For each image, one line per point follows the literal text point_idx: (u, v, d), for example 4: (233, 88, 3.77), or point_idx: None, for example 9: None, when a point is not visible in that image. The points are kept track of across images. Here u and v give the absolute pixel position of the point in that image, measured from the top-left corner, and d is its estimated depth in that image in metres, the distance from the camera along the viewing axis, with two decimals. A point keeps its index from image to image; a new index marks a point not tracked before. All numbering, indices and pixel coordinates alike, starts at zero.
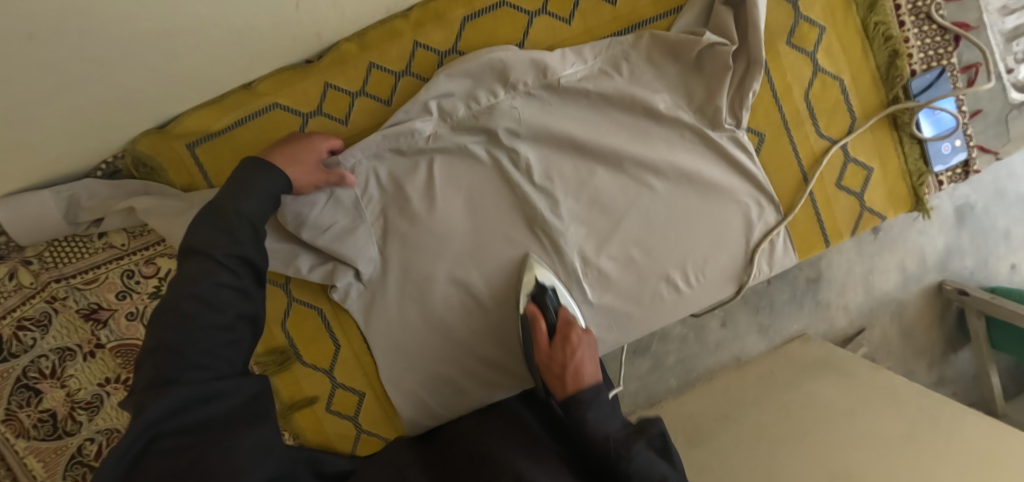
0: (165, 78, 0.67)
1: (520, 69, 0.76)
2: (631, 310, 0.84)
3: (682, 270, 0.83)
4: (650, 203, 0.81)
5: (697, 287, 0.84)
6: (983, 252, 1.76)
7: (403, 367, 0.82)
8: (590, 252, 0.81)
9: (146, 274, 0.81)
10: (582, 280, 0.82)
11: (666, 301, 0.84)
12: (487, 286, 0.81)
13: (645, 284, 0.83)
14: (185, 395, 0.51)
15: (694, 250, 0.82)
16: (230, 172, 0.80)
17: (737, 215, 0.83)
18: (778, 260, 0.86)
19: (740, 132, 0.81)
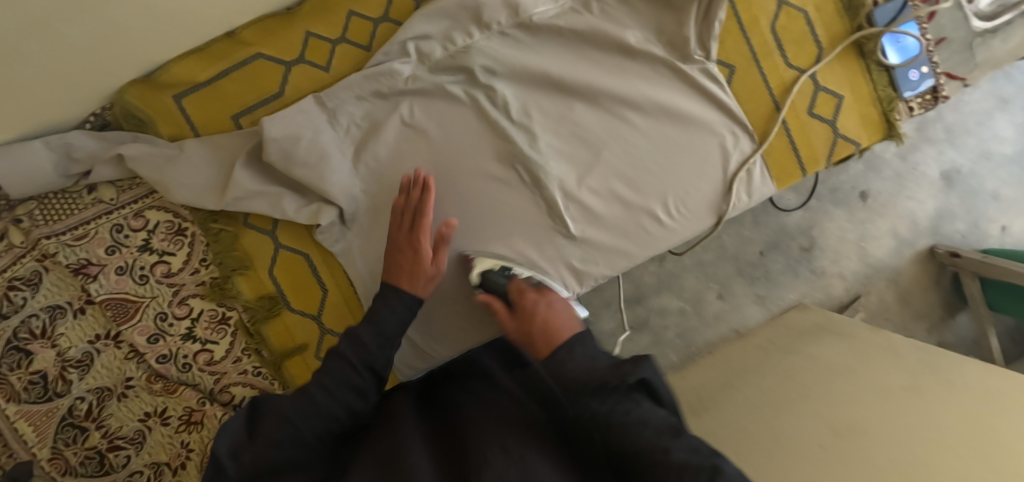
0: (145, 19, 0.70)
1: (493, 9, 0.77)
2: (616, 243, 0.86)
3: (664, 203, 0.85)
4: (628, 139, 0.83)
5: (679, 218, 0.86)
6: (974, 214, 1.76)
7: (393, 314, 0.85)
8: (573, 186, 0.83)
9: (135, 227, 0.83)
10: (564, 215, 0.83)
11: (651, 234, 0.86)
12: (473, 224, 0.82)
13: (629, 216, 0.85)
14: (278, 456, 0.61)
15: (674, 180, 0.85)
16: (216, 122, 0.82)
17: (713, 145, 0.85)
18: (756, 189, 0.88)
19: (710, 63, 0.83)
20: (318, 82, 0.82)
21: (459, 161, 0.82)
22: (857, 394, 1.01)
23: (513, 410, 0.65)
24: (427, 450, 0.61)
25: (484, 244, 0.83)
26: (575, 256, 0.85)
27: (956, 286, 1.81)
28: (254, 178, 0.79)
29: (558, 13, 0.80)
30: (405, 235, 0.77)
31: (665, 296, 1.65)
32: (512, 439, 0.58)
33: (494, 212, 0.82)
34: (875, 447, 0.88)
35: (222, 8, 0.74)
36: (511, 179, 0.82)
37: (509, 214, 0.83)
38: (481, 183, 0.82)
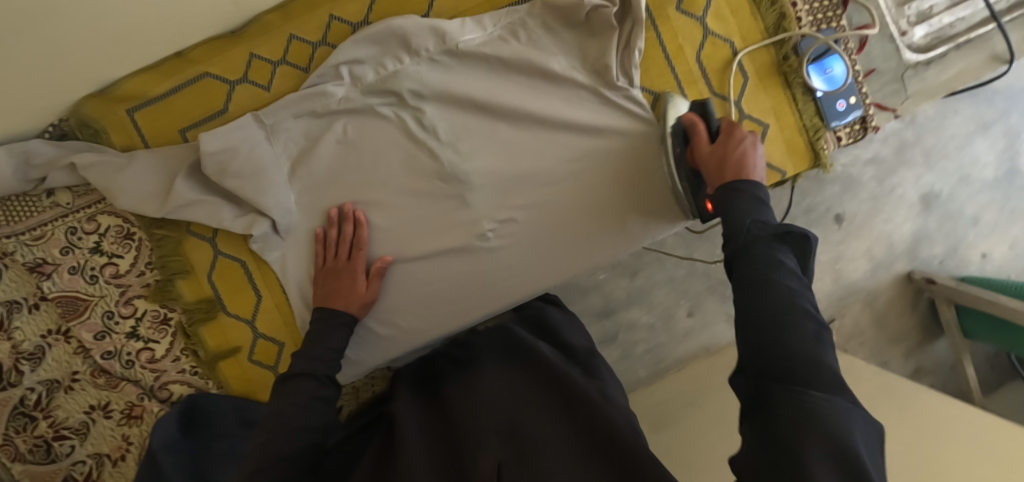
0: (91, 37, 0.74)
1: (420, 35, 0.81)
2: (540, 261, 0.88)
3: (585, 223, 0.88)
4: (554, 160, 0.86)
5: (600, 239, 0.89)
6: (952, 238, 1.76)
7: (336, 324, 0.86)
8: (497, 205, 0.86)
9: (88, 231, 0.88)
10: (484, 231, 0.86)
11: (572, 253, 0.89)
12: (399, 240, 0.85)
13: (553, 235, 0.87)
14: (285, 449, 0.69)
15: (597, 202, 0.87)
16: (167, 135, 0.86)
17: (639, 169, 0.87)
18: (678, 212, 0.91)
19: (634, 91, 0.85)
20: (261, 100, 0.87)
21: (387, 177, 0.85)
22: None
23: (495, 390, 0.79)
24: (431, 444, 0.74)
25: (410, 258, 0.85)
26: (499, 272, 0.87)
27: (932, 311, 1.80)
28: (195, 189, 0.83)
29: (486, 40, 0.83)
30: (341, 265, 0.82)
31: (636, 311, 1.65)
32: (502, 425, 0.73)
33: (420, 227, 0.86)
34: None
35: (167, 30, 0.78)
36: (438, 194, 0.85)
37: (437, 230, 0.86)
38: (407, 200, 0.85)
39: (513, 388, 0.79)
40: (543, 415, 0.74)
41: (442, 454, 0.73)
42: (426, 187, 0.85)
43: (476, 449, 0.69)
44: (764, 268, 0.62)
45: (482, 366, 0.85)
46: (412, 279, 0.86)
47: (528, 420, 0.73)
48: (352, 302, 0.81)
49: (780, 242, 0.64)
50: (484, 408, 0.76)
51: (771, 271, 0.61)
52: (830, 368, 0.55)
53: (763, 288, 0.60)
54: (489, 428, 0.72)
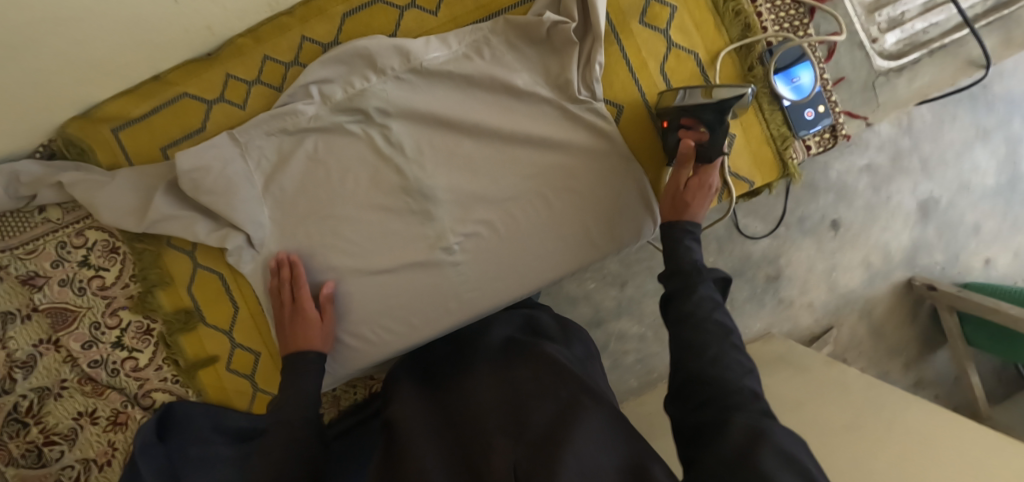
0: (72, 64, 0.77)
1: (385, 55, 0.84)
2: (506, 273, 0.89)
3: (552, 235, 0.89)
4: (517, 174, 0.88)
5: (571, 249, 0.90)
6: (953, 247, 1.71)
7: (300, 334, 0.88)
8: (462, 220, 0.88)
9: (76, 244, 0.92)
10: (452, 242, 0.88)
11: (540, 263, 0.89)
12: (369, 253, 0.88)
13: (519, 247, 0.89)
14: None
15: (565, 215, 0.88)
16: (149, 153, 0.90)
17: (604, 179, 0.88)
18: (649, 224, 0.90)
19: (597, 104, 0.86)
20: (235, 119, 0.89)
21: (356, 193, 0.87)
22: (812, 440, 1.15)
23: (498, 388, 0.72)
24: (435, 444, 0.68)
25: (378, 271, 0.88)
26: (465, 286, 0.89)
27: (935, 320, 1.75)
28: (172, 205, 0.86)
29: (450, 59, 0.86)
30: (289, 306, 0.84)
31: (625, 320, 1.67)
32: (512, 419, 0.67)
33: (387, 242, 0.88)
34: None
35: (142, 54, 0.81)
36: (404, 208, 0.88)
37: (406, 244, 0.88)
38: (372, 216, 0.88)
39: (518, 380, 0.73)
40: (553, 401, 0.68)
41: (450, 448, 0.66)
42: (394, 203, 0.87)
43: (486, 449, 0.63)
44: (702, 309, 0.69)
45: (483, 366, 0.78)
46: (378, 287, 0.88)
47: (540, 406, 0.67)
48: (315, 337, 0.82)
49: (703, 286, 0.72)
50: (492, 407, 0.70)
51: (709, 310, 0.69)
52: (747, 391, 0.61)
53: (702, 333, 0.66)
54: (495, 428, 0.66)
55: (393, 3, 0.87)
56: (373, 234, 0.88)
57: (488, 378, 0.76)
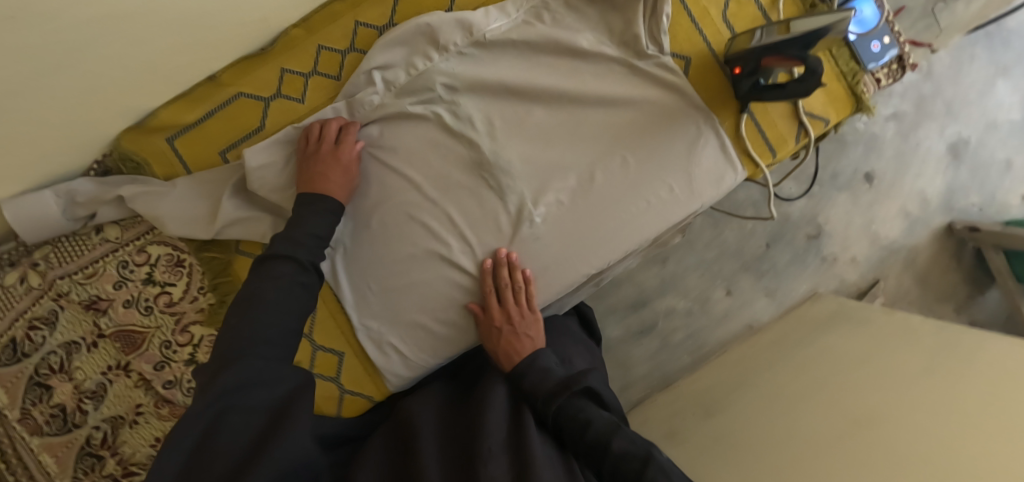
0: (137, 73, 0.71)
1: (448, 31, 0.82)
2: (591, 241, 0.87)
3: (632, 198, 0.86)
4: (591, 138, 0.86)
5: (652, 208, 0.87)
6: (987, 187, 1.71)
7: (388, 322, 0.86)
8: (539, 192, 0.85)
9: (138, 262, 0.88)
10: (534, 214, 0.85)
11: (624, 224, 0.87)
12: (447, 235, 0.84)
13: (598, 210, 0.86)
14: (250, 375, 0.57)
15: (644, 176, 0.86)
16: (207, 160, 0.85)
17: (676, 134, 0.86)
18: (725, 177, 0.89)
19: (665, 58, 0.85)
20: (294, 114, 0.86)
21: (427, 175, 0.84)
22: (885, 389, 1.14)
23: (504, 406, 0.74)
24: (441, 446, 0.69)
25: (460, 255, 0.85)
26: (550, 258, 0.86)
27: (979, 261, 1.74)
28: (239, 209, 0.83)
29: (512, 27, 0.84)
30: (326, 147, 0.80)
31: (671, 297, 1.64)
32: (504, 451, 0.66)
33: (466, 221, 0.85)
34: (888, 436, 1.03)
35: (205, 56, 0.76)
36: (479, 185, 0.85)
37: (485, 223, 0.85)
38: (445, 200, 0.85)
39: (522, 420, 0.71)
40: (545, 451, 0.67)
41: (454, 452, 0.67)
42: (467, 182, 0.85)
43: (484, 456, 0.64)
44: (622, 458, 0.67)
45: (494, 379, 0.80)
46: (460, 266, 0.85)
47: (532, 446, 0.66)
48: (335, 188, 0.79)
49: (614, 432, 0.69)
50: (492, 428, 0.69)
51: (630, 456, 0.66)
52: None
53: (624, 446, 0.67)
54: (495, 436, 0.67)
55: None
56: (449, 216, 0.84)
57: (497, 402, 0.74)
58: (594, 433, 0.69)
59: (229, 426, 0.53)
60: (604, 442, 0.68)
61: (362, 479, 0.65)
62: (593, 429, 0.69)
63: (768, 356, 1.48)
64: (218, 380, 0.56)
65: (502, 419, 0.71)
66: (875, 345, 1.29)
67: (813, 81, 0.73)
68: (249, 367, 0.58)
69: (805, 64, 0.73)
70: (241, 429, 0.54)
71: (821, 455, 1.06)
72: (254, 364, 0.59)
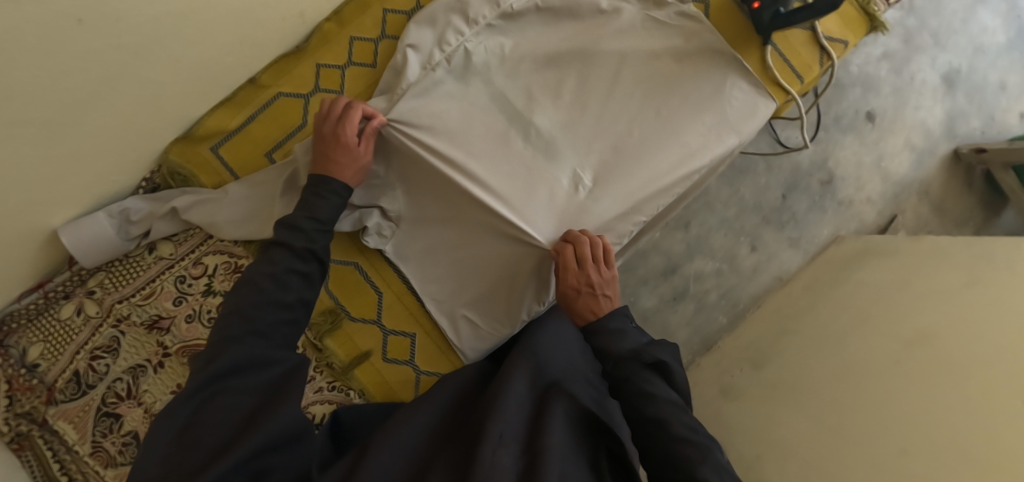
0: (184, 71, 0.74)
1: (476, 5, 0.84)
2: (647, 191, 0.85)
3: (676, 144, 0.85)
4: (622, 93, 0.86)
5: (691, 151, 0.86)
6: (986, 109, 1.75)
7: (455, 293, 0.88)
8: (583, 152, 0.85)
9: (196, 275, 0.88)
10: (582, 177, 0.85)
11: (678, 174, 0.86)
12: (504, 207, 0.82)
13: (645, 161, 0.85)
14: (246, 354, 0.61)
15: (679, 123, 0.86)
16: (252, 164, 0.88)
17: (703, 81, 0.86)
18: (755, 111, 0.88)
19: (685, 5, 0.86)
20: None
21: (473, 149, 0.83)
22: (925, 304, 1.09)
23: (520, 388, 0.75)
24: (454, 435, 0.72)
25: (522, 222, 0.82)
26: (605, 215, 0.84)
27: (990, 182, 1.77)
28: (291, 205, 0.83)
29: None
30: (331, 132, 0.78)
31: (699, 260, 1.64)
32: (516, 436, 0.68)
33: (520, 189, 0.83)
34: (947, 343, 0.96)
35: (244, 53, 0.79)
36: (525, 153, 0.85)
37: (536, 189, 0.83)
38: (491, 174, 0.82)
39: (545, 405, 0.73)
40: (563, 437, 0.68)
41: (466, 442, 0.70)
42: (512, 152, 0.84)
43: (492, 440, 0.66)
44: (667, 424, 0.68)
45: (516, 355, 0.81)
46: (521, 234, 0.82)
47: (549, 433, 0.67)
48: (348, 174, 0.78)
49: (677, 408, 0.69)
50: (508, 410, 0.71)
51: (675, 421, 0.68)
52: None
53: (684, 432, 0.67)
54: (503, 422, 0.69)
55: None
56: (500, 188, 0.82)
57: (520, 383, 0.76)
58: (656, 410, 0.69)
59: (218, 406, 0.58)
60: (662, 420, 0.68)
61: (391, 443, 0.69)
62: (654, 406, 0.69)
63: (805, 299, 1.48)
64: (217, 361, 0.60)
65: (515, 400, 0.73)
66: (908, 269, 1.26)
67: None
68: (247, 347, 0.62)
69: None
70: (235, 407, 0.59)
71: (890, 374, 0.99)
72: (249, 349, 0.62)
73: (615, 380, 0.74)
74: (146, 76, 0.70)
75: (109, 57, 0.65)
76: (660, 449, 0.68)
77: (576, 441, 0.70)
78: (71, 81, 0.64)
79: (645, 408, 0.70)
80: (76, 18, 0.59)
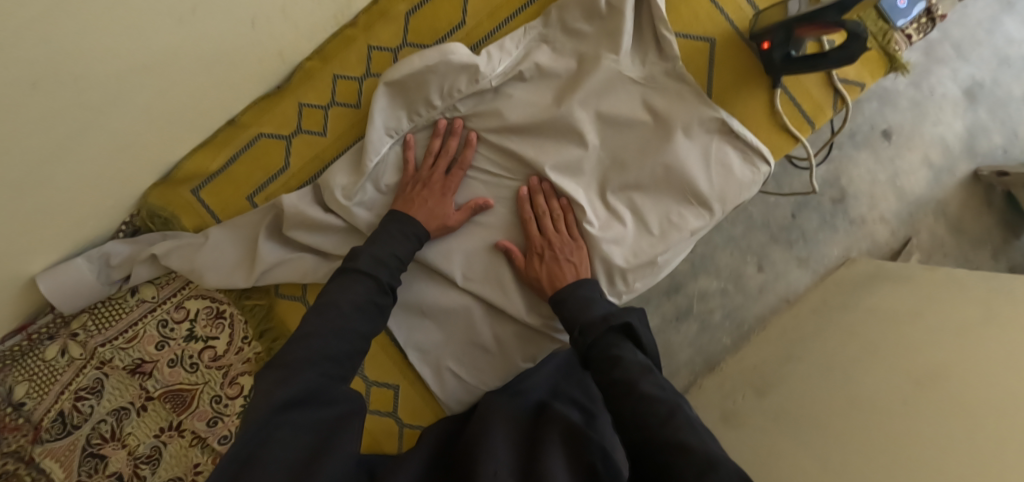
0: (156, 118, 0.70)
1: (452, 75, 0.78)
2: (631, 273, 0.82)
3: (655, 231, 0.82)
4: (598, 170, 0.82)
5: (672, 231, 0.81)
6: (1008, 125, 1.61)
7: (440, 344, 0.84)
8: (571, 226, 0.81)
9: (178, 319, 0.87)
10: None
11: (660, 258, 0.82)
12: (480, 287, 0.83)
13: (627, 243, 0.82)
14: (305, 386, 0.54)
15: (662, 198, 0.82)
16: (233, 207, 0.85)
17: (696, 149, 0.80)
18: (738, 173, 0.81)
19: (674, 63, 0.79)
20: (319, 147, 0.84)
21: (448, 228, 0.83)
22: (940, 339, 1.01)
23: (507, 427, 0.71)
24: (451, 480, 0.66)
25: (507, 308, 0.82)
26: None
27: (1010, 202, 1.62)
28: (273, 251, 0.81)
29: (513, 63, 0.80)
30: (438, 176, 0.79)
31: (704, 279, 1.52)
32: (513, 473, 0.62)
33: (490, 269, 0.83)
34: (966, 387, 0.87)
35: (222, 95, 0.75)
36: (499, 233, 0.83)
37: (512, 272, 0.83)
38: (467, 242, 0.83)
39: (540, 440, 0.68)
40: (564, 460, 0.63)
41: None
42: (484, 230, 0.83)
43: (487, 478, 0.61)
44: (629, 378, 0.62)
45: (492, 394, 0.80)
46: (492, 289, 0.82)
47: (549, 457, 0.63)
48: (424, 210, 0.77)
49: (643, 365, 0.63)
50: (498, 449, 0.66)
51: (639, 375, 0.62)
52: (697, 450, 0.53)
53: (651, 390, 0.60)
54: (497, 461, 0.64)
55: None
56: (467, 278, 0.83)
57: (505, 422, 0.72)
58: (622, 371, 0.63)
59: (279, 442, 0.50)
60: (630, 380, 0.62)
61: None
62: (621, 368, 0.63)
63: (813, 323, 1.36)
64: (280, 390, 0.52)
65: (503, 438, 0.69)
66: (925, 300, 1.16)
67: (856, 47, 0.70)
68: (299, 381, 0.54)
69: (844, 29, 0.69)
70: (289, 451, 0.50)
71: (894, 419, 0.91)
72: (312, 379, 0.55)
73: (583, 350, 0.69)
74: (115, 128, 0.67)
75: (74, 114, 0.62)
76: (633, 406, 0.60)
77: (579, 461, 0.64)
78: (36, 139, 0.61)
79: (612, 372, 0.64)
80: (28, 82, 0.55)
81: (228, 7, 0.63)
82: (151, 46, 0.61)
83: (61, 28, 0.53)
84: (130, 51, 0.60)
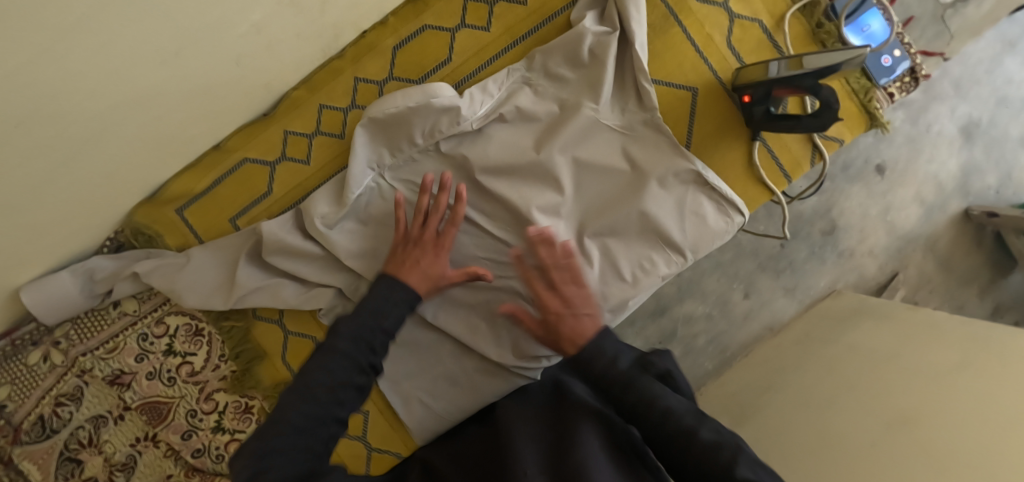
0: (143, 146, 0.72)
1: (432, 117, 0.80)
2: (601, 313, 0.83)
3: (628, 274, 0.82)
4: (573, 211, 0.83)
5: (644, 272, 0.82)
6: (1003, 165, 1.51)
7: (410, 373, 0.86)
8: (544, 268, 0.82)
9: (157, 334, 0.89)
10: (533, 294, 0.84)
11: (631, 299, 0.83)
12: (453, 323, 0.84)
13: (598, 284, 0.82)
14: (303, 422, 0.57)
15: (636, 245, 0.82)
16: (218, 226, 0.86)
17: (669, 199, 0.81)
18: (712, 225, 0.82)
19: (652, 112, 0.80)
20: (303, 176, 0.85)
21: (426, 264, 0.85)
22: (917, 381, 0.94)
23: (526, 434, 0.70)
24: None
25: (479, 344, 0.84)
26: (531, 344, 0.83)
27: (998, 244, 1.55)
28: (251, 275, 0.83)
29: (494, 105, 0.82)
30: (430, 234, 0.77)
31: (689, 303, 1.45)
32: None
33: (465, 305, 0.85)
34: (932, 435, 0.83)
35: (208, 123, 0.77)
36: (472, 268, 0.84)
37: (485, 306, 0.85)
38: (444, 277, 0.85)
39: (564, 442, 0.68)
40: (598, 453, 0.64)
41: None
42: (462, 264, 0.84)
43: None
44: (647, 400, 0.63)
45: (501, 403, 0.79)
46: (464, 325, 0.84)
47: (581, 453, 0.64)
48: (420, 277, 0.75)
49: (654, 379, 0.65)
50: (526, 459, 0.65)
51: (655, 395, 0.63)
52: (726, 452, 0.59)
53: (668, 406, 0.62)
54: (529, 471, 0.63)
55: (443, 26, 0.84)
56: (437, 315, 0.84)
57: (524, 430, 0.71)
58: (637, 394, 0.63)
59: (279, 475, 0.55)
60: (649, 401, 0.63)
61: None
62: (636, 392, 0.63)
63: (795, 353, 1.28)
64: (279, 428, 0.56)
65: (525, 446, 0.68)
66: (903, 341, 1.08)
67: (827, 117, 0.72)
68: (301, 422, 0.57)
69: (818, 95, 0.71)
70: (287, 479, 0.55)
71: (861, 462, 0.87)
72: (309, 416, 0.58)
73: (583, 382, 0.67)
74: (102, 156, 0.69)
75: (62, 146, 0.64)
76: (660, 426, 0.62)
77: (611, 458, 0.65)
78: (25, 169, 0.63)
79: (624, 398, 0.63)
80: (12, 122, 0.57)
81: (212, 48, 0.65)
82: (143, 84, 0.63)
83: (49, 73, 0.55)
84: (112, 90, 0.62)
